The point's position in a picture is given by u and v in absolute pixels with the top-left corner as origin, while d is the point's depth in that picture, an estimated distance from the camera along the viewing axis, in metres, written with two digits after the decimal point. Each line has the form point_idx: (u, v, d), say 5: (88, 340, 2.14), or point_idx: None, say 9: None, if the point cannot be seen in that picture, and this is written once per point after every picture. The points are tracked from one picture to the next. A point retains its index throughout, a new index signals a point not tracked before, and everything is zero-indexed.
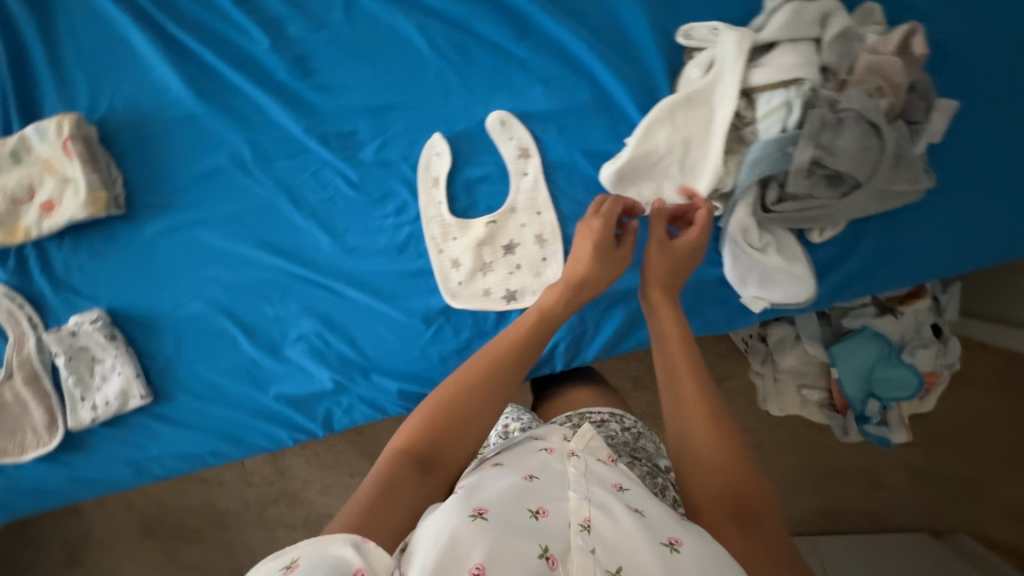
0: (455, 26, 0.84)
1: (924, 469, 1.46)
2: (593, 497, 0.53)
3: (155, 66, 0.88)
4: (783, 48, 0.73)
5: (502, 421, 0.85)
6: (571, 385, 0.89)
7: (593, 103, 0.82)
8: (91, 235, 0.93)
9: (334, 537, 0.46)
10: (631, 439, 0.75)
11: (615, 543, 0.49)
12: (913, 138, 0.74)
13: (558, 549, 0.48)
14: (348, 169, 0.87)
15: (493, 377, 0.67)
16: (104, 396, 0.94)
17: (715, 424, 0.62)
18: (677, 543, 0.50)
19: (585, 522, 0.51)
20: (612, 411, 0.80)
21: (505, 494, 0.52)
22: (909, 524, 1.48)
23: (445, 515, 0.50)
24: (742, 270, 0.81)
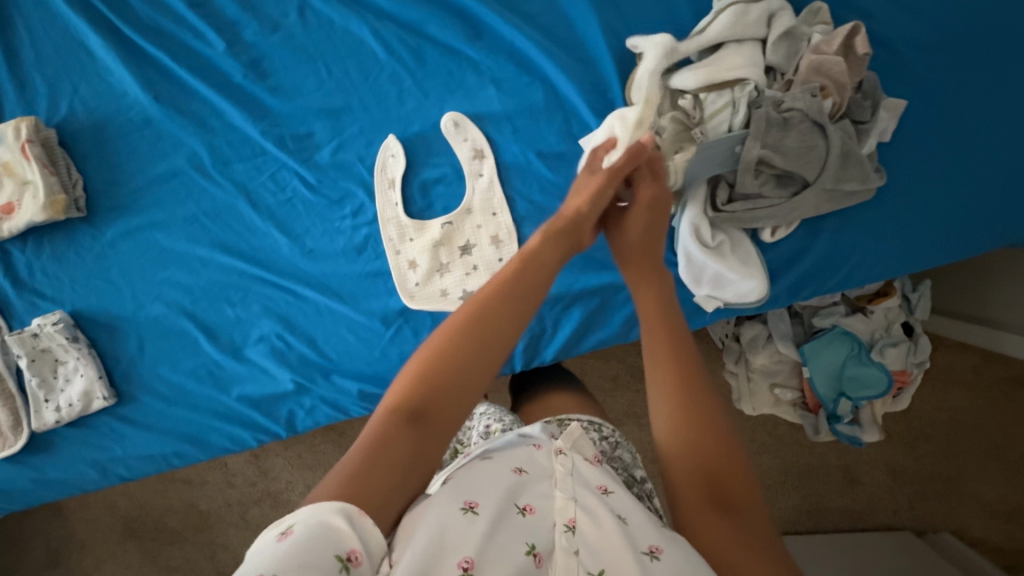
0: (408, 28, 0.85)
1: (904, 467, 1.46)
2: (579, 498, 0.54)
3: (112, 69, 0.88)
4: (729, 48, 0.74)
5: (484, 421, 0.81)
6: (545, 388, 0.85)
7: (546, 104, 0.83)
8: (53, 237, 0.93)
9: (330, 504, 0.43)
10: (609, 448, 0.72)
11: (599, 546, 0.49)
12: (861, 138, 0.74)
13: (543, 547, 0.49)
14: (305, 171, 0.88)
15: (495, 324, 0.58)
16: (67, 398, 0.95)
17: (694, 408, 0.59)
18: (657, 552, 0.49)
19: (569, 523, 0.51)
20: (590, 418, 0.76)
21: (496, 490, 0.52)
22: (891, 523, 1.46)
23: (438, 502, 0.49)
24: (696, 270, 0.81)
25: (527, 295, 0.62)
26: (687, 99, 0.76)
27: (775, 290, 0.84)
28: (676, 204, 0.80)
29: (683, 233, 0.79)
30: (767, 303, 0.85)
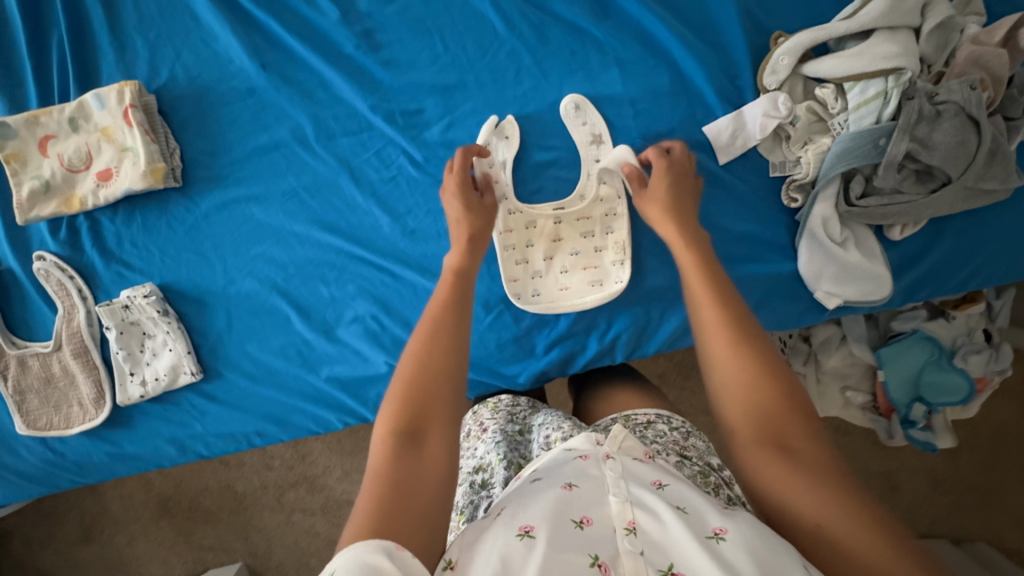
0: (532, 5, 0.82)
1: (946, 476, 1.45)
2: (634, 497, 0.51)
3: (219, 35, 0.85)
4: (881, 36, 0.71)
5: (541, 431, 0.75)
6: (605, 387, 0.86)
7: (671, 88, 0.80)
8: (143, 206, 0.91)
9: (364, 546, 0.45)
10: (681, 438, 0.71)
11: (663, 542, 0.47)
12: (1010, 135, 0.72)
13: (608, 555, 0.47)
14: (412, 149, 0.85)
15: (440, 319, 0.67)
16: (153, 372, 0.93)
17: (738, 347, 0.60)
18: (723, 533, 0.47)
19: (630, 525, 0.49)
20: (657, 410, 0.77)
21: (547, 507, 0.50)
22: (929, 530, 1.46)
23: (492, 539, 0.49)
24: (808, 269, 0.80)
25: (459, 303, 0.69)
26: (828, 89, 0.74)
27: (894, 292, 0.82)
28: (804, 197, 0.79)
29: (811, 230, 0.78)
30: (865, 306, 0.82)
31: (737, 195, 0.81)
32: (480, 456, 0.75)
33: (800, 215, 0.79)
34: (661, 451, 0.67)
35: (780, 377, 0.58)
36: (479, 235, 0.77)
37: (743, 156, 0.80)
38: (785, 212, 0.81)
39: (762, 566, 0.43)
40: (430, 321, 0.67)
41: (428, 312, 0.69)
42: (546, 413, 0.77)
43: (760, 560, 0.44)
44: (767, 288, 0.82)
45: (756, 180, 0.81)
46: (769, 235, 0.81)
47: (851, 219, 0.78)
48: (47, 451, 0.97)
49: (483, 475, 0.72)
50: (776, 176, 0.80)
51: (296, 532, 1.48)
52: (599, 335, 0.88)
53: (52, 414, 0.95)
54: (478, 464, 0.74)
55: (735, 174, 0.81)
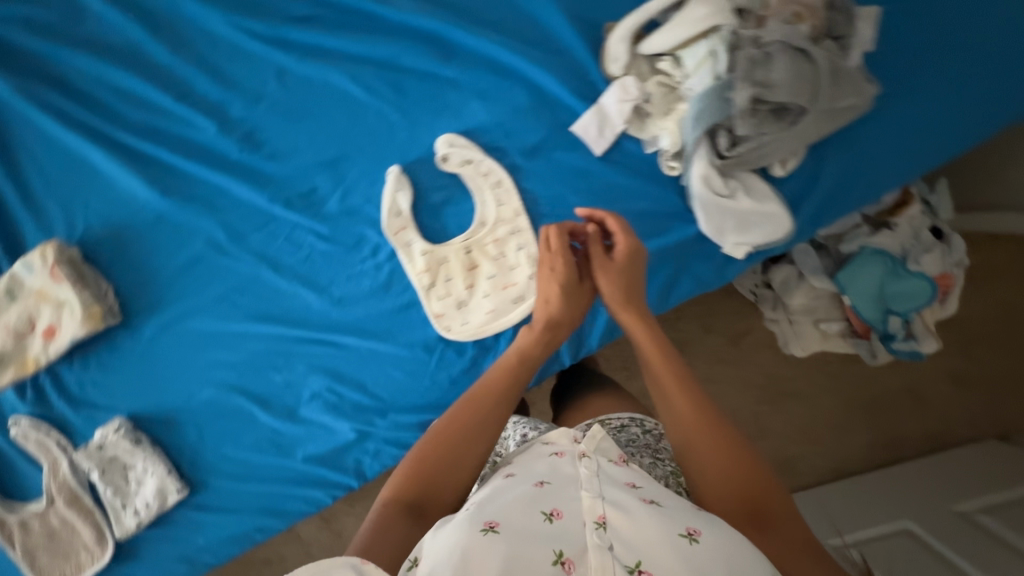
0: (385, 65, 0.86)
1: (969, 374, 1.59)
2: (607, 495, 0.53)
3: (118, 176, 0.91)
4: (694, 2, 0.75)
5: (520, 430, 0.83)
6: (580, 396, 0.95)
7: (531, 102, 0.84)
8: (95, 349, 0.96)
9: (333, 562, 0.46)
10: (653, 441, 0.78)
11: (632, 538, 0.49)
12: (845, 53, 0.75)
13: (573, 552, 0.48)
14: (318, 226, 0.90)
15: (483, 406, 0.69)
16: (143, 499, 0.97)
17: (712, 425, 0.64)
18: (696, 534, 0.49)
19: (599, 520, 0.50)
20: (632, 415, 0.84)
21: (516, 503, 0.52)
22: (971, 433, 1.58)
23: (457, 533, 0.50)
24: (703, 221, 0.82)
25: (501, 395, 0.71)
26: (666, 62, 0.79)
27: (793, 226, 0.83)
28: (681, 163, 0.82)
29: (695, 188, 0.80)
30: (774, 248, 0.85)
31: (621, 181, 0.84)
32: None
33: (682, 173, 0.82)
34: (636, 452, 0.75)
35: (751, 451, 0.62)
36: (557, 318, 0.77)
37: (616, 143, 0.84)
38: (670, 181, 0.84)
39: (728, 567, 0.47)
40: (467, 402, 0.70)
41: (472, 393, 0.72)
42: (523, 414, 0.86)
43: (726, 562, 0.47)
44: (676, 257, 0.85)
45: (635, 161, 0.84)
46: (662, 207, 0.84)
47: (735, 167, 0.80)
48: None
49: None
50: (653, 152, 0.84)
51: None
52: None
53: (62, 564, 0.98)
54: None
55: (614, 161, 0.85)
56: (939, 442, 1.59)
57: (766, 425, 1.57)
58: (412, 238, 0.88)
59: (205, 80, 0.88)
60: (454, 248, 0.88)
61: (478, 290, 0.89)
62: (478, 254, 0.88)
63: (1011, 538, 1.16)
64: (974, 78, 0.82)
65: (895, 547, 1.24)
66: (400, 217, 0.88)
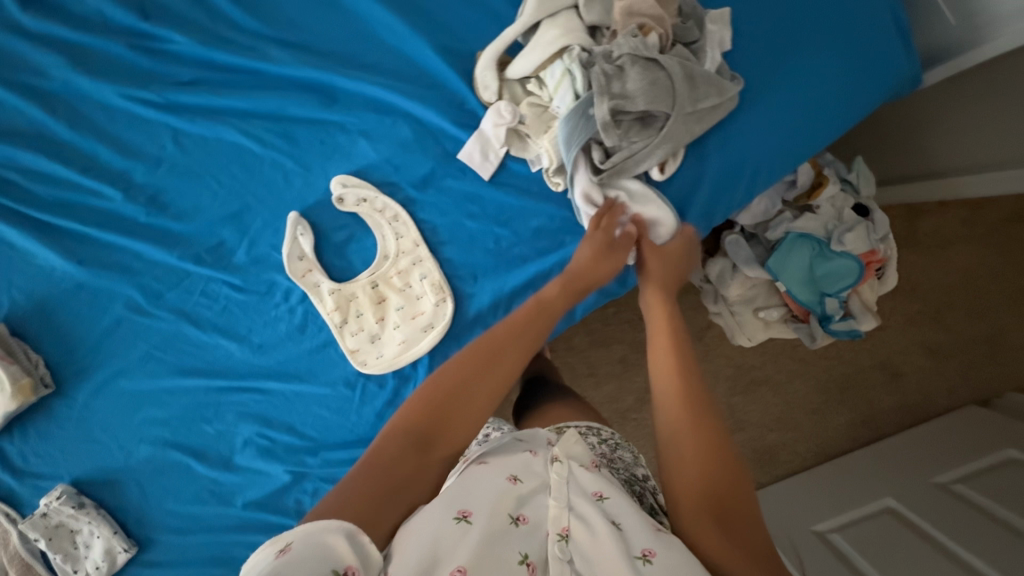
0: (274, 118, 0.90)
1: (939, 342, 1.57)
2: (573, 507, 0.56)
3: (34, 250, 0.94)
4: (546, 25, 0.78)
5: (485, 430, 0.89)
6: (537, 407, 0.96)
7: (415, 136, 0.87)
8: (33, 419, 0.98)
9: (328, 525, 0.45)
10: (609, 451, 0.78)
11: (591, 553, 0.52)
12: (698, 56, 0.78)
13: (536, 557, 0.51)
14: (230, 276, 0.93)
15: (501, 352, 0.67)
16: (93, 562, 0.98)
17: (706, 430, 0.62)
18: (650, 554, 0.51)
19: (563, 531, 0.53)
20: (588, 424, 0.84)
21: (487, 497, 0.54)
22: (948, 400, 1.56)
23: (429, 515, 0.51)
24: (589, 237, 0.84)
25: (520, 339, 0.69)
26: (532, 84, 0.82)
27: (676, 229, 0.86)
28: (563, 177, 0.84)
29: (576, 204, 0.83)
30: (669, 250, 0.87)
31: (510, 202, 0.87)
32: None
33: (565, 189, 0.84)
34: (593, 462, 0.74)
35: (728, 449, 0.60)
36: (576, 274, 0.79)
37: (502, 165, 0.86)
38: (559, 196, 0.86)
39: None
40: (482, 347, 0.68)
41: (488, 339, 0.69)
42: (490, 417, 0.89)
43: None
44: None
45: (522, 181, 0.87)
46: (555, 222, 0.87)
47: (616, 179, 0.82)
48: None
49: None
50: (537, 170, 0.86)
51: None
52: None
53: None
54: None
55: (503, 183, 0.87)
56: (918, 414, 1.56)
57: (741, 417, 1.56)
58: (318, 281, 0.90)
59: (107, 150, 0.92)
60: (360, 285, 0.91)
61: (388, 323, 0.92)
62: (384, 288, 0.92)
63: (1008, 515, 1.05)
64: (839, 71, 0.85)
65: (877, 525, 1.16)
66: (303, 260, 0.90)
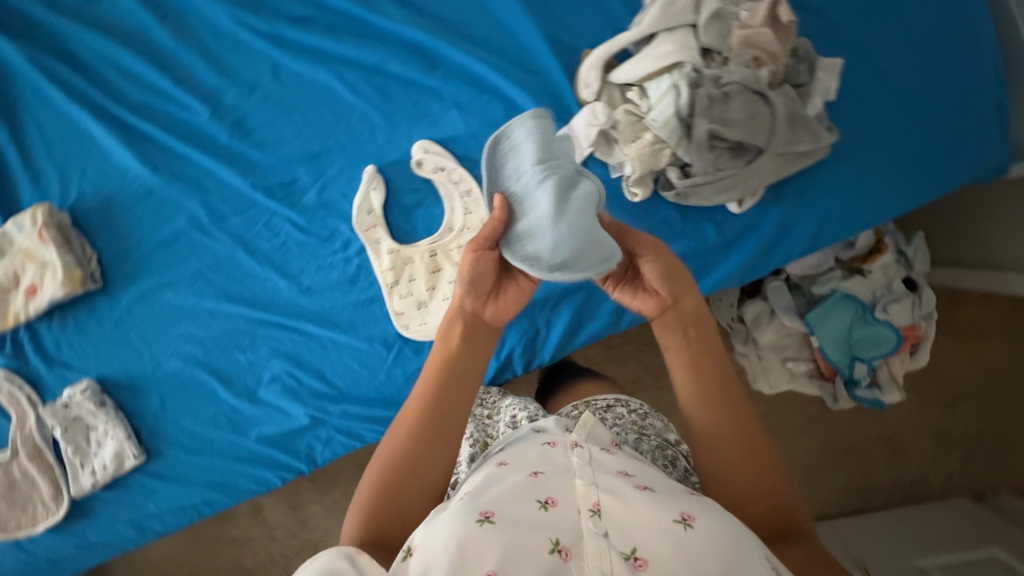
0: (373, 71, 0.92)
1: (947, 430, 1.57)
2: (600, 482, 0.56)
3: (113, 149, 0.97)
4: (661, 38, 0.79)
5: (510, 412, 0.84)
6: (568, 382, 0.96)
7: (506, 118, 0.89)
8: (74, 310, 1.00)
9: (329, 553, 0.51)
10: (638, 419, 0.81)
11: (625, 526, 0.52)
12: (804, 99, 0.78)
13: (569, 540, 0.51)
14: (295, 214, 0.94)
15: (428, 427, 0.63)
16: (101, 460, 1.00)
17: (748, 452, 0.63)
18: (690, 519, 0.53)
19: (594, 507, 0.53)
20: (616, 396, 0.87)
21: (510, 492, 0.56)
22: (943, 486, 1.56)
23: (453, 523, 0.53)
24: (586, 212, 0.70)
25: (457, 416, 0.65)
26: (633, 91, 0.81)
27: (735, 257, 0.87)
28: (641, 189, 0.85)
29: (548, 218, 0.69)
30: (724, 279, 0.87)
31: None
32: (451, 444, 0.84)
33: (523, 247, 0.68)
34: (622, 431, 0.77)
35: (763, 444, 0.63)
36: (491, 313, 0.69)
37: (584, 163, 0.87)
38: (633, 207, 0.87)
39: (721, 554, 0.50)
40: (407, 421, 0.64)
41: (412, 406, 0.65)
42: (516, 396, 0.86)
43: (720, 550, 0.50)
44: None
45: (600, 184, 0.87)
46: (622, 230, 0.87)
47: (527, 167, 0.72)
48: (19, 553, 1.04)
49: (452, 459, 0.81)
50: (616, 177, 0.86)
51: None
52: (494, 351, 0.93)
53: (18, 515, 1.02)
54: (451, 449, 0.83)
55: None
56: (911, 495, 1.56)
57: None
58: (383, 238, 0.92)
59: (205, 68, 0.94)
60: (422, 252, 0.93)
61: (439, 293, 0.94)
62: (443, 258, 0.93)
63: None
64: (930, 144, 0.85)
65: None
66: (371, 214, 0.92)
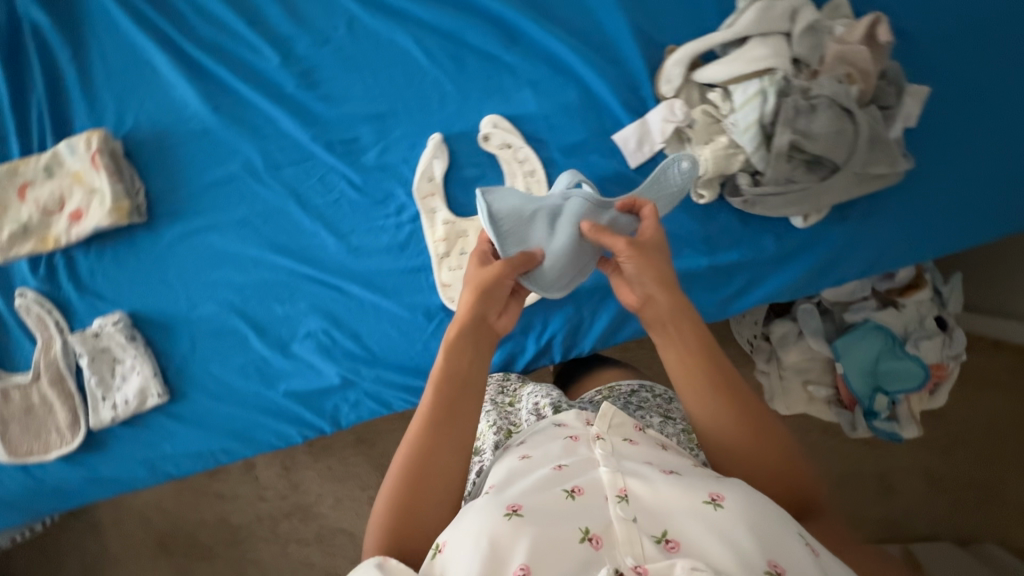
0: (450, 38, 0.90)
1: (941, 473, 1.54)
2: (624, 469, 0.59)
3: (174, 83, 0.95)
4: (754, 42, 0.78)
5: (531, 398, 0.82)
6: (591, 370, 0.94)
7: (580, 103, 0.88)
8: (113, 241, 0.99)
9: (360, 564, 0.53)
10: (664, 402, 0.82)
11: (653, 509, 0.55)
12: (888, 122, 0.78)
13: (598, 528, 0.53)
14: (352, 173, 0.93)
15: (438, 436, 0.65)
16: (124, 395, 0.99)
17: (750, 434, 0.64)
18: (719, 499, 0.54)
19: (621, 493, 0.56)
20: (640, 382, 0.87)
21: (536, 484, 0.58)
22: (926, 529, 1.54)
23: (481, 516, 0.54)
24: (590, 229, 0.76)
25: (458, 422, 0.66)
26: (715, 93, 0.81)
27: (788, 272, 0.87)
28: (707, 191, 0.84)
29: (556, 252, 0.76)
30: (773, 293, 0.87)
31: None
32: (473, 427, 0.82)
33: (540, 286, 0.77)
34: (646, 415, 0.78)
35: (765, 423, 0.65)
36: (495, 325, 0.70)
37: (652, 159, 0.87)
38: (696, 208, 0.86)
39: (752, 529, 0.51)
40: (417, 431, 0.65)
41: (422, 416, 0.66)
42: (537, 383, 0.85)
43: (751, 526, 0.52)
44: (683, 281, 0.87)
45: None
46: (683, 230, 0.86)
47: (518, 211, 0.76)
48: (27, 478, 1.02)
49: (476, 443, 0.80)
50: None
51: (290, 564, 1.45)
52: (536, 335, 0.94)
53: (32, 441, 1.01)
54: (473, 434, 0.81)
55: (646, 176, 0.87)
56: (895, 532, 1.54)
57: None
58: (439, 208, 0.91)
59: (280, 14, 0.93)
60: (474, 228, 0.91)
61: None
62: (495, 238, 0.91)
63: None
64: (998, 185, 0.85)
65: None
66: (431, 182, 0.91)
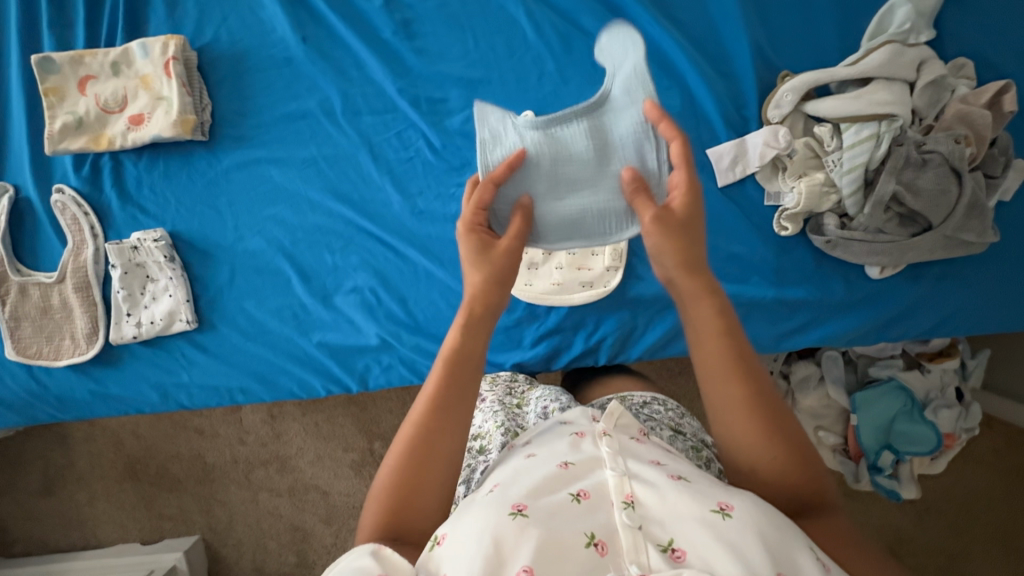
0: (562, 16, 0.87)
1: (910, 538, 1.37)
2: (631, 472, 0.53)
3: (266, 4, 0.91)
4: (877, 84, 0.77)
5: (539, 402, 0.80)
6: (599, 377, 0.92)
7: (682, 110, 0.85)
8: (168, 154, 0.94)
9: (354, 552, 0.49)
10: (676, 417, 0.78)
11: (661, 516, 0.49)
12: (989, 192, 0.79)
13: (604, 533, 0.49)
14: (432, 133, 0.90)
15: (438, 417, 0.57)
16: (150, 315, 0.95)
17: (768, 430, 0.56)
18: (729, 508, 0.48)
19: (628, 498, 0.51)
20: (653, 394, 0.84)
21: (539, 485, 0.53)
22: None
23: (484, 515, 0.50)
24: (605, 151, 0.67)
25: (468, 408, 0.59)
26: (826, 128, 0.80)
27: (848, 320, 0.86)
28: (792, 224, 0.83)
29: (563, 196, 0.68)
30: (827, 338, 0.87)
31: (730, 217, 0.85)
32: (478, 424, 0.77)
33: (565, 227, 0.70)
34: (656, 426, 0.74)
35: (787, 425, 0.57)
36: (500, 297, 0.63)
37: (741, 181, 0.85)
38: (776, 239, 0.85)
39: (762, 541, 0.46)
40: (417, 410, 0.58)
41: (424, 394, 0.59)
42: (544, 386, 0.82)
43: (761, 537, 0.46)
44: (748, 308, 0.86)
45: (751, 206, 0.85)
46: (758, 259, 0.85)
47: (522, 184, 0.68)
48: (28, 380, 0.98)
49: (481, 442, 0.74)
50: (770, 206, 0.85)
51: (259, 512, 1.41)
52: (586, 334, 0.93)
53: (43, 344, 0.97)
54: (476, 432, 0.77)
55: (733, 198, 0.85)
56: None
57: None
58: None
59: None
60: None
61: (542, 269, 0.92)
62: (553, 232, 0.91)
63: None
64: None
65: None
66: None
